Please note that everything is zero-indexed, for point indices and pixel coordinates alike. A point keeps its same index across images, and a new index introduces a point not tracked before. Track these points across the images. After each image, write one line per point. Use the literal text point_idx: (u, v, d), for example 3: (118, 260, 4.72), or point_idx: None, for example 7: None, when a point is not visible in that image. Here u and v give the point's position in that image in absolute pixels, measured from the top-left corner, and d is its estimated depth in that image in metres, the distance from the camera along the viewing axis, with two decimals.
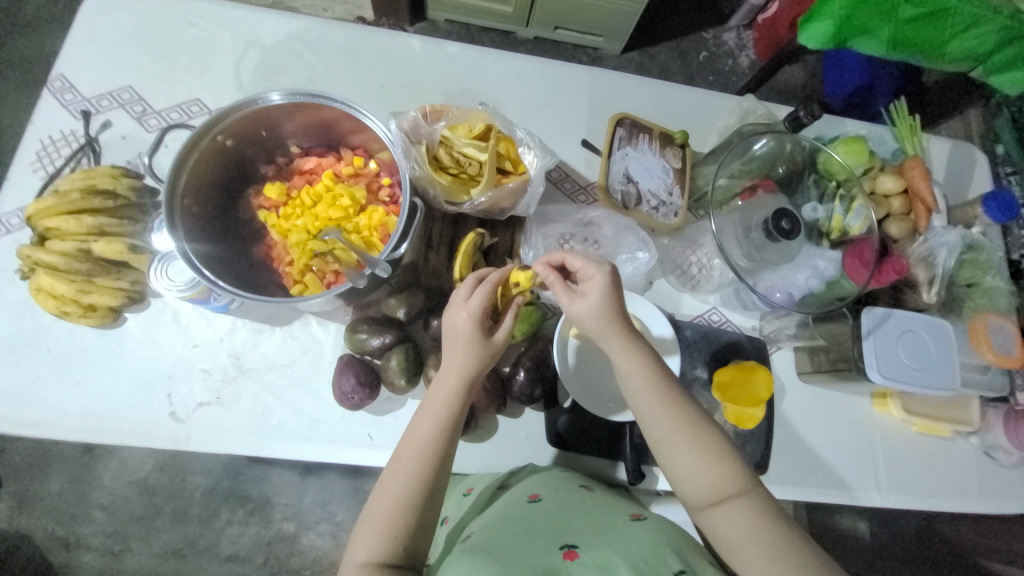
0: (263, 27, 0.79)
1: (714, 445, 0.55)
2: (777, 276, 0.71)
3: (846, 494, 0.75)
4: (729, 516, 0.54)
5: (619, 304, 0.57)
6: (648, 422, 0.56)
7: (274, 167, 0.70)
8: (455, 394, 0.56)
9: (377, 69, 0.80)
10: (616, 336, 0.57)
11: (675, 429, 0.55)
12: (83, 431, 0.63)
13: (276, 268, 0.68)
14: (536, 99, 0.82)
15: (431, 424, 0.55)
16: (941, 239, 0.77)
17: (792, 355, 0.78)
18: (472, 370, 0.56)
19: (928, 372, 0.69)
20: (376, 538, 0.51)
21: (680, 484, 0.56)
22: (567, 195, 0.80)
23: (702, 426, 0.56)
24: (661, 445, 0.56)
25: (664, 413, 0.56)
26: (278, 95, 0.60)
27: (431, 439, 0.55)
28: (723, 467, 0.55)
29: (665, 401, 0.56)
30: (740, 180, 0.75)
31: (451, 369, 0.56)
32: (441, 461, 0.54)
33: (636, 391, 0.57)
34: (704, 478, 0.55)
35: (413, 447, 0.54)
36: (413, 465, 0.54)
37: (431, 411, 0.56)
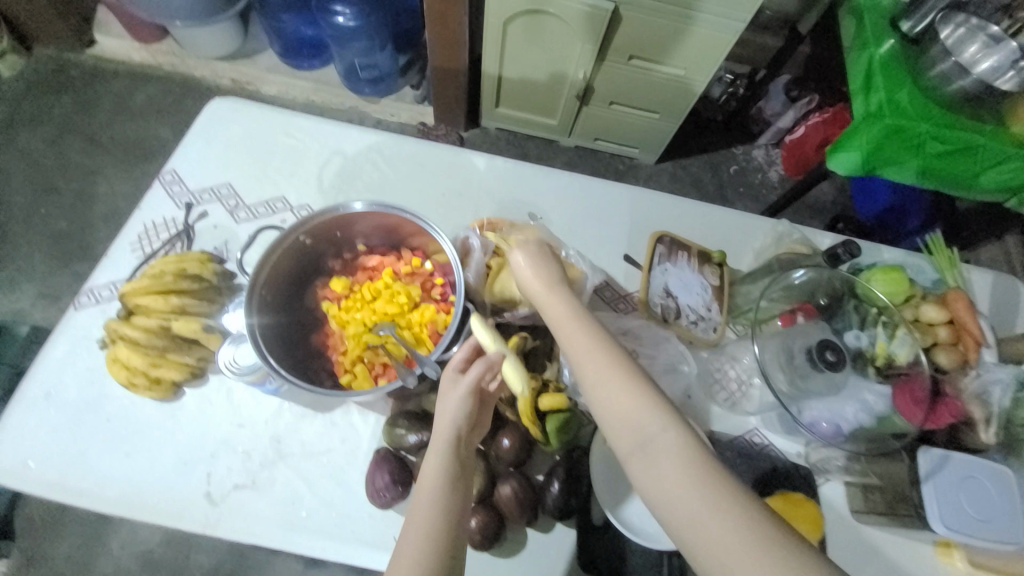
0: (347, 139, 0.91)
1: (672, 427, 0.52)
2: (825, 406, 0.70)
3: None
4: (657, 461, 0.50)
5: (546, 256, 0.66)
6: (606, 404, 0.54)
7: (341, 262, 0.77)
8: (446, 462, 0.55)
9: (439, 179, 0.89)
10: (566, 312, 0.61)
11: (626, 407, 0.53)
12: (124, 504, 0.65)
13: (329, 356, 0.71)
14: (580, 212, 0.89)
15: (429, 503, 0.53)
16: (994, 376, 0.74)
17: (842, 488, 0.73)
18: (458, 437, 0.56)
19: (992, 526, 0.65)
20: None
21: (607, 427, 0.54)
22: (608, 303, 0.82)
23: (615, 357, 0.56)
24: (592, 383, 0.55)
25: (619, 390, 0.54)
26: (361, 205, 0.69)
27: (434, 522, 0.52)
28: (644, 397, 0.53)
29: (588, 333, 0.58)
30: (781, 303, 0.77)
31: (440, 438, 0.56)
32: (451, 546, 0.51)
33: (590, 366, 0.56)
34: (627, 415, 0.53)
35: (415, 533, 0.51)
36: (419, 551, 0.50)
37: (425, 487, 0.54)
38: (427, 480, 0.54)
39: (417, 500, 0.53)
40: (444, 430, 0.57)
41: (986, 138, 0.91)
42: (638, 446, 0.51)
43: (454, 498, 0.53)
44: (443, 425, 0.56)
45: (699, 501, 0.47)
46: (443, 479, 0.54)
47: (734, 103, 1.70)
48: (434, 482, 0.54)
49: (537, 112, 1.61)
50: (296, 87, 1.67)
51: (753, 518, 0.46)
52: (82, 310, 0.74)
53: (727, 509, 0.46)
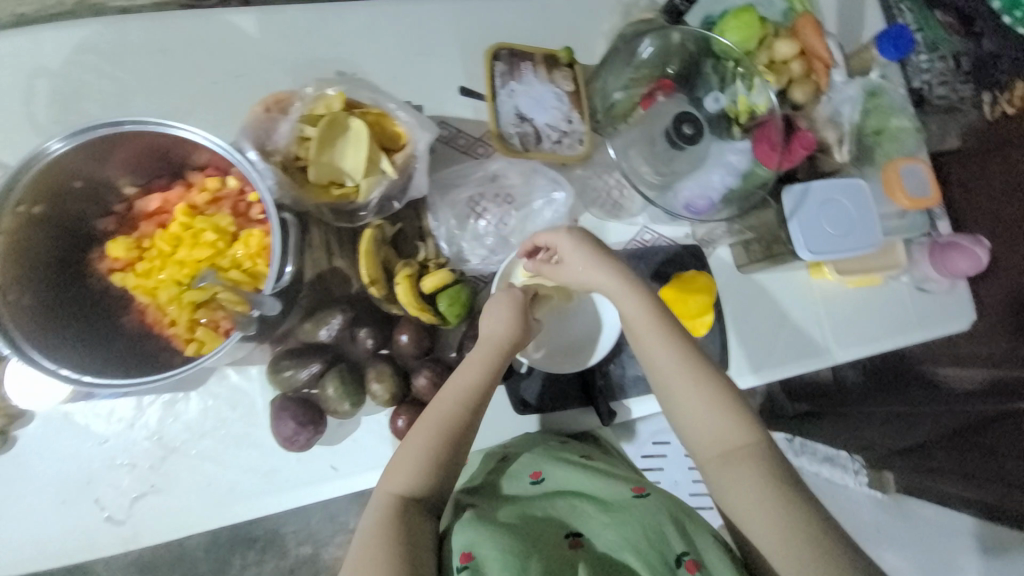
0: (41, 47, 0.64)
1: (721, 391, 0.54)
2: (695, 183, 0.70)
3: (789, 367, 0.75)
4: (739, 470, 0.51)
5: (599, 246, 0.60)
6: (655, 368, 0.56)
7: (114, 220, 0.59)
8: (461, 402, 0.55)
9: (199, 63, 0.66)
10: (609, 272, 0.58)
11: (691, 381, 0.54)
12: (18, 566, 0.57)
13: (156, 334, 0.57)
14: (399, 49, 0.71)
15: (436, 431, 0.54)
16: (842, 95, 0.77)
17: (729, 252, 0.76)
18: (484, 385, 0.56)
19: (850, 237, 0.71)
20: (365, 546, 0.49)
21: (686, 435, 0.55)
22: (463, 152, 0.71)
23: (704, 365, 0.55)
24: (641, 350, 0.57)
25: (664, 345, 0.55)
26: (60, 142, 0.48)
27: (436, 445, 0.54)
28: (731, 414, 0.53)
29: (630, 287, 0.58)
30: (637, 88, 0.71)
31: (461, 377, 0.56)
32: (445, 470, 0.54)
33: (636, 320, 0.57)
34: (685, 385, 0.54)
35: (405, 471, 0.53)
36: (416, 471, 0.53)
37: (437, 416, 0.55)
38: (459, 383, 0.56)
39: (421, 431, 0.55)
40: (504, 338, 0.58)
41: None
42: (716, 450, 0.53)
43: (477, 408, 0.56)
44: (467, 367, 0.57)
45: (766, 504, 0.49)
46: (474, 394, 0.56)
47: None
48: (445, 413, 0.55)
49: None
50: None
51: (816, 520, 0.48)
52: None
53: (788, 502, 0.49)
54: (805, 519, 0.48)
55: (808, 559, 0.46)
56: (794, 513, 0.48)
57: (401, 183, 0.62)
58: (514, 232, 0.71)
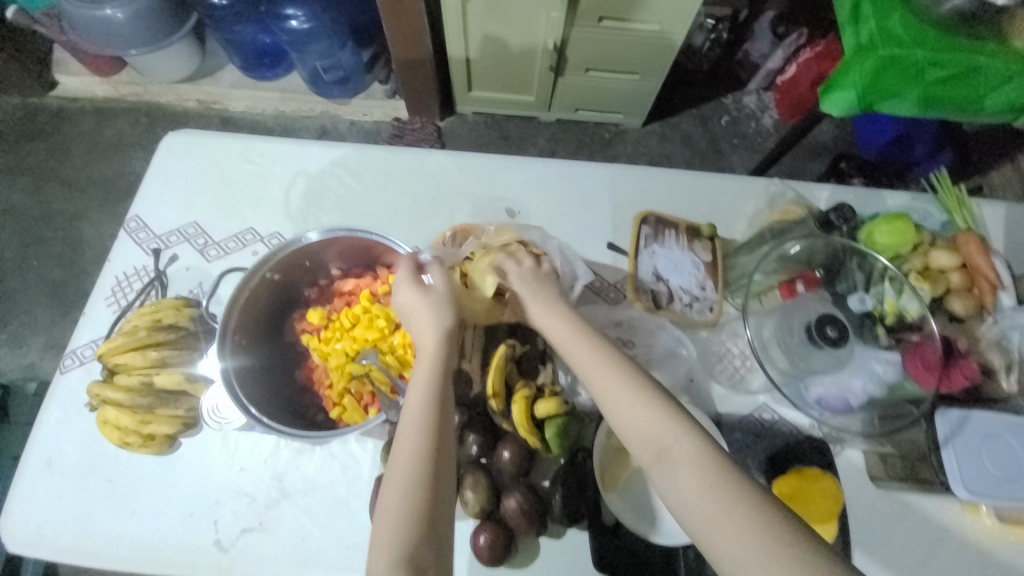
0: (310, 158, 0.88)
1: (669, 407, 0.53)
2: (830, 381, 0.67)
3: None
4: (696, 481, 0.48)
5: (535, 267, 0.67)
6: (597, 387, 0.56)
7: (317, 290, 0.74)
8: (420, 437, 0.51)
9: (409, 186, 0.85)
10: (540, 302, 0.64)
11: (619, 386, 0.55)
12: (138, 560, 0.65)
13: (316, 390, 0.69)
14: (560, 199, 0.84)
15: (403, 475, 0.49)
16: (1013, 322, 0.72)
17: (861, 457, 0.69)
18: (432, 410, 0.53)
19: (1019, 484, 0.64)
20: None
21: (625, 439, 0.54)
22: (598, 294, 0.78)
23: (635, 375, 0.55)
24: (581, 370, 0.57)
25: (599, 362, 0.56)
26: (316, 233, 0.68)
27: (407, 486, 0.49)
28: (657, 410, 0.53)
29: (549, 312, 0.62)
30: (777, 275, 0.73)
31: (412, 411, 0.53)
32: (426, 516, 0.48)
33: (563, 342, 0.60)
34: (628, 403, 0.53)
35: (383, 539, 0.47)
36: (393, 529, 0.47)
37: (399, 458, 0.50)
38: (413, 406, 0.52)
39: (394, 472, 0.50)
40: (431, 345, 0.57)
41: (986, 57, 0.85)
42: (659, 462, 0.51)
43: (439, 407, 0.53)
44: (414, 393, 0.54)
45: (751, 523, 0.44)
46: (433, 392, 0.54)
47: (719, 49, 1.60)
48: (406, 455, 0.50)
49: (511, 89, 1.54)
50: (263, 100, 1.61)
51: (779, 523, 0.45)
52: (68, 373, 0.74)
53: (756, 519, 0.45)
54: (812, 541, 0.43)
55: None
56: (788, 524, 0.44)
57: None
58: None
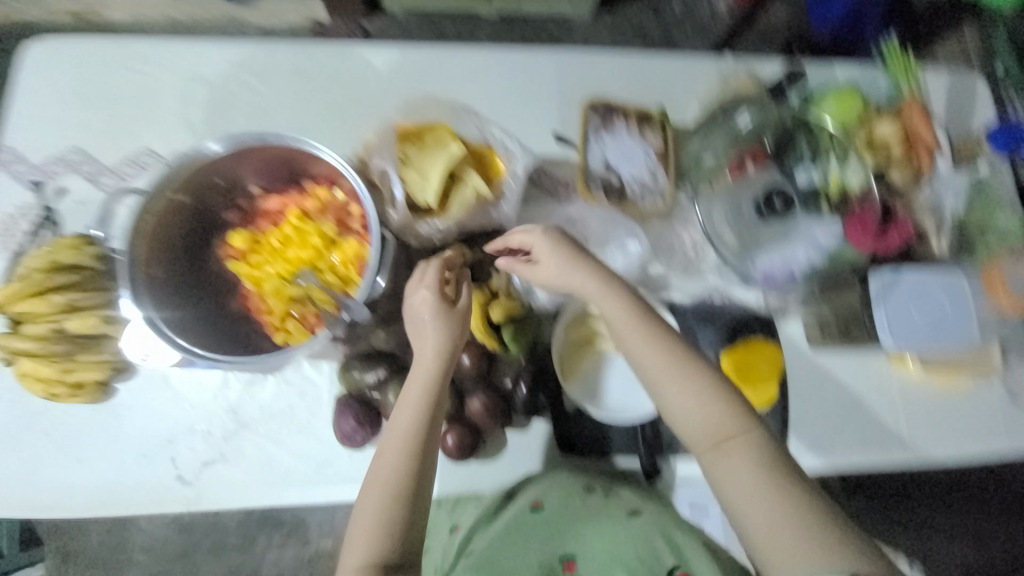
0: (206, 61, 0.75)
1: (715, 387, 0.53)
2: (778, 256, 0.70)
3: (855, 460, 0.70)
4: (733, 464, 0.51)
5: (575, 245, 0.59)
6: (648, 368, 0.54)
7: (238, 213, 0.66)
8: (427, 389, 0.55)
9: (329, 87, 0.75)
10: (584, 270, 0.57)
11: (669, 370, 0.54)
12: (98, 505, 0.63)
13: (254, 319, 0.64)
14: (502, 91, 0.76)
15: (412, 409, 0.54)
16: (946, 183, 0.75)
17: (803, 326, 0.72)
18: (440, 363, 0.56)
19: (939, 331, 0.70)
20: (367, 534, 0.50)
21: (676, 428, 0.54)
22: (549, 192, 0.74)
23: (693, 364, 0.54)
24: (629, 347, 0.56)
25: (650, 344, 0.54)
26: (218, 145, 0.58)
27: (412, 431, 0.53)
28: (722, 405, 0.53)
29: (591, 278, 0.57)
30: (727, 154, 0.73)
31: (424, 363, 0.56)
32: (425, 446, 0.53)
33: (613, 317, 0.56)
34: (690, 402, 0.53)
35: (387, 464, 0.52)
36: (397, 460, 0.52)
37: (408, 403, 0.54)
38: (415, 389, 0.54)
39: (400, 413, 0.55)
40: (424, 361, 0.56)
41: None
42: (714, 445, 0.52)
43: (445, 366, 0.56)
44: (424, 345, 0.56)
45: (766, 495, 0.49)
46: (444, 347, 0.56)
47: None
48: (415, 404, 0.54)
49: None
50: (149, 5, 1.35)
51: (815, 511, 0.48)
52: None
53: (798, 514, 0.48)
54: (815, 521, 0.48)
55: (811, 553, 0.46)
56: (802, 511, 0.48)
57: (490, 203, 0.65)
58: None
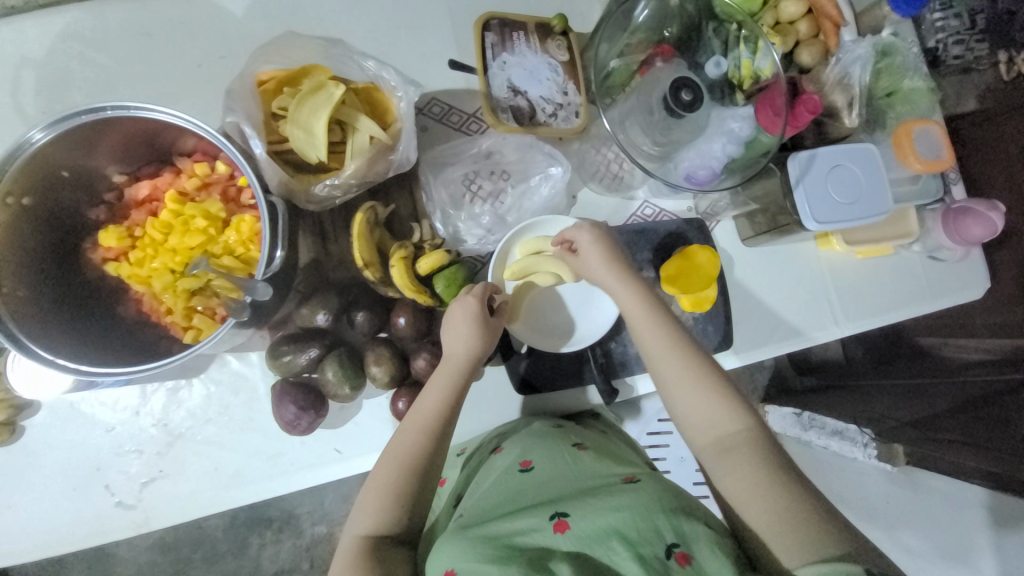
0: (23, 35, 0.63)
1: (723, 388, 0.53)
2: (695, 152, 0.66)
3: (792, 342, 0.74)
4: (735, 458, 0.50)
5: (617, 254, 0.60)
6: (657, 365, 0.55)
7: (105, 209, 0.59)
8: (451, 379, 0.57)
9: (182, 45, 0.64)
10: (613, 273, 0.59)
11: (682, 371, 0.54)
12: (34, 551, 0.59)
13: (155, 322, 0.58)
14: (386, 23, 0.68)
15: (437, 391, 0.56)
16: (853, 55, 0.71)
17: (733, 224, 0.74)
18: (470, 356, 0.57)
19: (857, 206, 0.67)
20: (375, 511, 0.51)
21: (683, 426, 0.54)
22: (457, 128, 0.70)
23: (703, 362, 0.55)
24: (641, 342, 0.57)
25: (663, 339, 0.55)
26: (41, 133, 0.48)
27: (439, 412, 0.55)
28: (728, 403, 0.53)
29: (615, 279, 0.59)
30: (634, 55, 0.68)
31: (452, 359, 0.57)
32: (444, 430, 0.55)
33: (630, 315, 0.58)
34: (697, 398, 0.53)
35: (400, 448, 0.54)
36: (416, 441, 0.54)
37: (438, 384, 0.56)
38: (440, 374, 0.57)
39: (428, 395, 0.56)
40: (453, 367, 0.57)
41: None
42: (719, 442, 0.51)
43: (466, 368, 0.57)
44: (452, 348, 0.57)
45: (766, 488, 0.47)
46: (472, 353, 0.57)
47: None
48: (438, 398, 0.56)
49: None
50: None
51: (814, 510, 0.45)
52: None
53: (792, 505, 0.45)
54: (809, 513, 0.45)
55: (804, 540, 0.43)
56: (797, 501, 0.46)
57: (388, 148, 0.58)
58: (510, 210, 0.70)
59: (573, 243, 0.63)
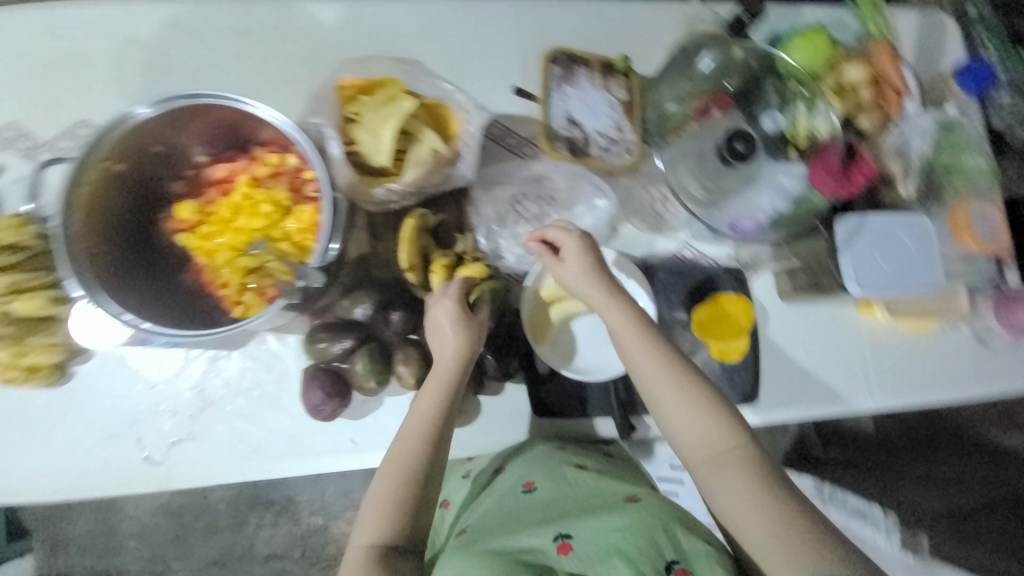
0: (138, 22, 0.70)
1: (712, 401, 0.55)
2: (740, 204, 0.67)
3: (823, 407, 0.71)
4: (728, 473, 0.53)
5: (599, 263, 0.60)
6: (649, 379, 0.56)
7: (184, 183, 0.64)
8: (443, 388, 0.57)
9: (273, 46, 0.70)
10: (598, 283, 0.59)
11: (673, 386, 0.55)
12: (62, 491, 0.62)
13: (211, 293, 0.62)
14: (459, 47, 0.73)
15: (430, 400, 0.57)
16: (915, 125, 0.74)
17: (772, 279, 0.73)
18: (457, 360, 0.58)
19: (905, 276, 0.68)
20: (379, 516, 0.53)
21: (675, 439, 0.56)
22: (512, 151, 0.72)
23: (692, 375, 0.56)
24: (629, 354, 0.57)
25: (654, 351, 0.56)
26: (147, 108, 0.53)
27: (430, 422, 0.56)
28: (717, 419, 0.54)
29: (607, 291, 0.58)
30: (692, 101, 0.70)
31: (440, 365, 0.58)
32: (439, 439, 0.56)
33: (619, 327, 0.57)
34: (689, 415, 0.55)
35: (398, 457, 0.55)
36: (410, 449, 0.55)
37: (428, 393, 0.58)
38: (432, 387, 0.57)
39: (418, 404, 0.57)
40: (443, 366, 0.58)
41: None
42: (713, 457, 0.54)
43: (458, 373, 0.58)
44: (441, 350, 0.58)
45: (757, 503, 0.51)
46: (460, 358, 0.58)
47: None
48: (431, 406, 0.57)
49: None
50: None
51: (796, 514, 0.50)
52: None
53: (781, 517, 0.50)
54: (799, 525, 0.49)
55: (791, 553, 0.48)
56: (786, 515, 0.50)
57: (447, 162, 0.62)
58: None
59: (557, 246, 0.61)
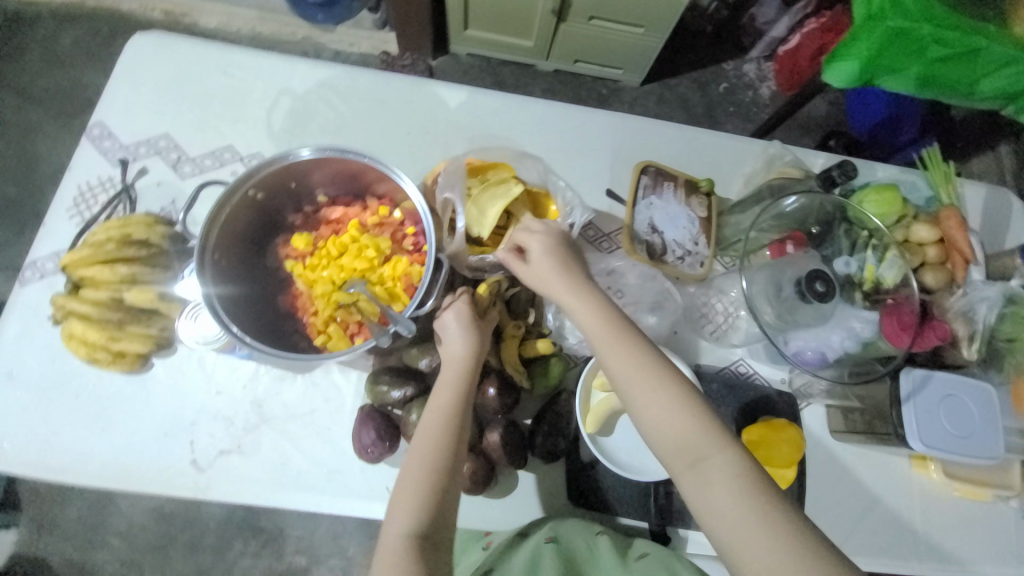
0: (295, 75, 0.81)
1: (687, 401, 0.52)
2: (811, 336, 0.70)
3: (863, 560, 0.68)
4: (709, 479, 0.49)
5: (565, 259, 0.60)
6: (620, 374, 0.53)
7: (302, 216, 0.71)
8: (456, 394, 0.58)
9: (402, 116, 0.81)
10: (563, 278, 0.58)
11: (647, 382, 0.53)
12: (107, 478, 0.64)
13: (300, 317, 0.67)
14: (559, 144, 0.82)
15: (439, 408, 0.57)
16: (981, 294, 0.73)
17: (823, 410, 0.73)
18: (470, 366, 0.60)
19: (969, 439, 0.68)
20: (404, 518, 0.53)
21: (651, 443, 0.52)
22: (591, 242, 0.79)
23: (663, 371, 0.53)
24: (603, 352, 0.55)
25: (625, 352, 0.54)
26: (309, 151, 0.62)
27: (443, 434, 0.56)
28: (688, 417, 0.51)
29: (577, 289, 0.58)
30: (770, 233, 0.75)
31: (451, 366, 0.59)
32: (454, 447, 0.56)
33: (589, 321, 0.56)
34: (667, 420, 0.51)
35: (413, 464, 0.55)
36: (424, 458, 0.55)
37: (436, 403, 0.58)
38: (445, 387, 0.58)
39: (428, 414, 0.58)
40: (455, 368, 0.59)
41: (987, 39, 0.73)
42: (691, 462, 0.50)
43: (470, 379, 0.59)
44: (454, 357, 0.60)
45: (746, 511, 0.47)
46: (466, 363, 0.60)
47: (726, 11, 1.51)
48: (441, 409, 0.57)
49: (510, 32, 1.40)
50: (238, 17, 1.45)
51: (790, 524, 0.46)
52: (27, 285, 0.70)
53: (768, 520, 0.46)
54: (786, 529, 0.46)
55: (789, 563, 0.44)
56: (777, 522, 0.46)
57: None
58: None
59: (523, 248, 0.62)
